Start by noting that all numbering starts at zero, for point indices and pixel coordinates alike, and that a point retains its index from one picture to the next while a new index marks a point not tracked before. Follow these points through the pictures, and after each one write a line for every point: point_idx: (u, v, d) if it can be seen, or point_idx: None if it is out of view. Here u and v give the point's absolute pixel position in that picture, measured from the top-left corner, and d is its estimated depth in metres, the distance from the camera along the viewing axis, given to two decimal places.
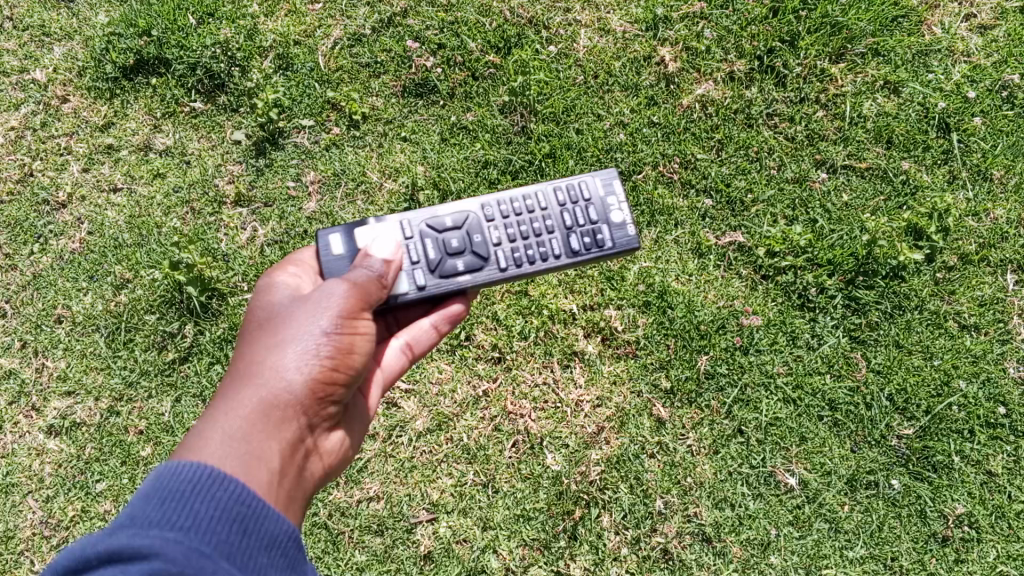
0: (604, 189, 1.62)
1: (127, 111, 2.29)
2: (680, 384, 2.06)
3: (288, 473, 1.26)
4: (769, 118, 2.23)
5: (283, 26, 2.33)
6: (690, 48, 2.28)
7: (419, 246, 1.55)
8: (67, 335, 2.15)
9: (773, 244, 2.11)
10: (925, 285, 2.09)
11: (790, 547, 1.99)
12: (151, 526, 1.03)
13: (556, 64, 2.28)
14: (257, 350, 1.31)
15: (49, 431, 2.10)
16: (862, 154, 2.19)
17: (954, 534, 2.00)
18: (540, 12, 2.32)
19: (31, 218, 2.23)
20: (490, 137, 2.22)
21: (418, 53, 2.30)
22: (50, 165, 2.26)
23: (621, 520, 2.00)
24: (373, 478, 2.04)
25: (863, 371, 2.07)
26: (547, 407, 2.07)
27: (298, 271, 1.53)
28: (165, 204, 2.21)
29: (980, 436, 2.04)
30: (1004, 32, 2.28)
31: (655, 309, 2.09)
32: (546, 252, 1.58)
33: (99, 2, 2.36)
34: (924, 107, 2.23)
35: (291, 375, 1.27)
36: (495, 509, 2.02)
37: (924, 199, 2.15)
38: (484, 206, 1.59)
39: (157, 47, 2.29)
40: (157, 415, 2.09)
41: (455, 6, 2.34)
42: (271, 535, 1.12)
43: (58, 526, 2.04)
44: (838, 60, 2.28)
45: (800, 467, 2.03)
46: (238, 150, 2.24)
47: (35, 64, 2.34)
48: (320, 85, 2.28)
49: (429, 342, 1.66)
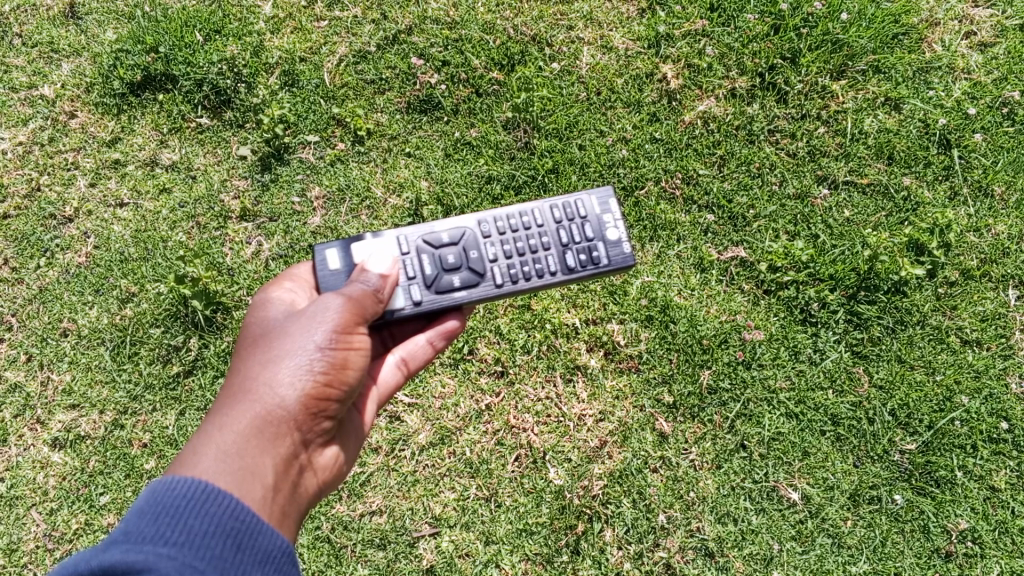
0: (600, 207, 1.64)
1: (134, 127, 2.32)
2: (682, 398, 2.06)
3: (283, 488, 1.26)
4: (771, 135, 2.25)
5: (289, 43, 2.36)
6: (691, 65, 2.31)
7: (416, 261, 1.56)
8: (73, 348, 2.16)
9: (775, 259, 2.12)
10: (927, 301, 2.10)
11: (793, 562, 1.99)
12: (144, 542, 1.03)
13: (559, 81, 2.31)
14: (252, 365, 1.32)
15: (54, 444, 2.11)
16: (863, 170, 2.21)
17: (957, 549, 1.99)
18: (543, 30, 2.35)
19: (38, 232, 2.25)
20: (493, 152, 2.25)
21: (423, 70, 2.33)
22: (57, 180, 2.29)
23: (623, 535, 2.00)
24: (376, 492, 2.04)
25: (865, 386, 2.07)
26: (550, 420, 2.07)
27: (294, 286, 1.54)
28: (170, 219, 2.23)
29: (982, 451, 2.03)
30: (1004, 49, 2.31)
31: (658, 323, 2.10)
32: (541, 269, 1.59)
33: (108, 19, 2.40)
34: (925, 123, 2.25)
35: (286, 390, 1.28)
36: (497, 523, 2.01)
37: (925, 215, 2.16)
38: (480, 222, 1.61)
39: (165, 63, 2.32)
40: (161, 428, 2.09)
41: (459, 24, 2.37)
42: (265, 550, 1.13)
43: (62, 539, 2.04)
44: (839, 77, 2.30)
45: (802, 482, 2.02)
46: (243, 166, 2.26)
47: (44, 80, 2.37)
48: (325, 101, 2.31)
49: (424, 358, 1.67)
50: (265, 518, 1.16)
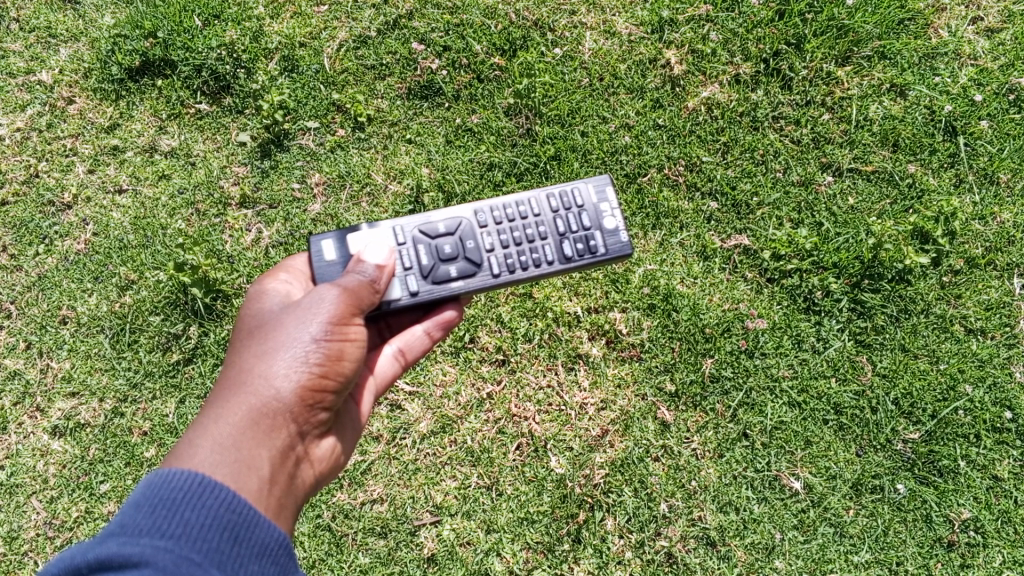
0: (597, 196, 1.62)
1: (132, 113, 2.30)
2: (685, 387, 2.05)
3: (279, 480, 1.25)
4: (775, 121, 2.23)
5: (289, 28, 2.33)
6: (695, 51, 2.28)
7: (412, 251, 1.54)
8: (72, 335, 2.15)
9: (779, 247, 2.10)
10: (931, 289, 2.09)
11: (795, 551, 1.98)
12: (141, 535, 1.03)
13: (561, 66, 2.28)
14: (248, 358, 1.31)
15: (54, 431, 2.10)
16: (868, 157, 2.19)
17: (960, 539, 1.99)
18: (545, 15, 2.32)
19: (37, 219, 2.24)
20: (495, 139, 2.22)
21: (424, 56, 2.31)
22: (56, 166, 2.27)
23: (625, 524, 2.00)
24: (377, 480, 2.03)
25: (868, 375, 2.06)
26: (551, 409, 2.06)
27: (289, 278, 1.53)
28: (169, 206, 2.21)
29: (986, 440, 2.03)
30: (1011, 35, 2.28)
31: (660, 312, 2.09)
32: (539, 258, 1.57)
33: (106, 3, 2.37)
34: (930, 110, 2.22)
35: (281, 383, 1.27)
36: (499, 512, 2.01)
37: (930, 203, 2.13)
38: (478, 212, 1.59)
39: (163, 49, 2.30)
40: (161, 416, 2.09)
41: (461, 9, 2.34)
42: (261, 543, 1.12)
43: (62, 527, 2.04)
44: (844, 63, 2.28)
45: (804, 472, 2.02)
46: (243, 152, 2.24)
47: (41, 65, 2.34)
48: (325, 87, 2.28)
49: (421, 348, 1.66)
50: (260, 511, 1.16)
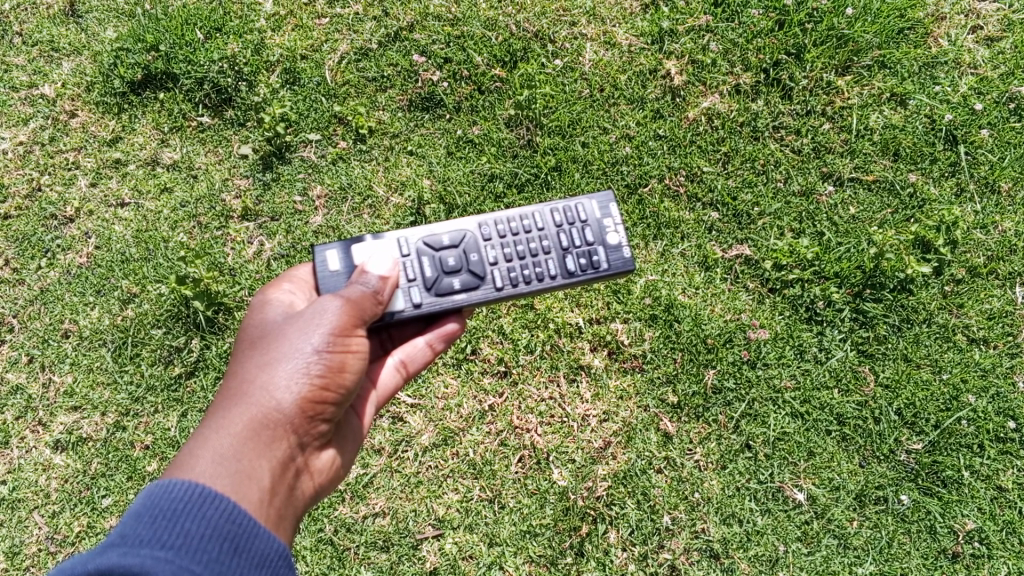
0: (600, 211, 1.62)
1: (135, 126, 2.31)
2: (687, 398, 2.05)
3: (279, 491, 1.25)
4: (776, 131, 2.23)
5: (290, 41, 2.35)
6: (695, 61, 2.29)
7: (416, 263, 1.54)
8: (74, 349, 2.15)
9: (780, 257, 2.10)
10: (933, 299, 2.09)
11: (798, 564, 1.97)
12: (140, 545, 1.02)
13: (562, 78, 2.29)
14: (249, 368, 1.31)
15: (55, 446, 2.10)
16: (868, 166, 2.19)
17: (964, 550, 1.97)
18: (546, 26, 2.34)
19: (39, 232, 2.24)
20: (495, 150, 2.23)
21: (425, 68, 2.31)
22: (58, 180, 2.28)
23: (628, 536, 1.99)
24: (379, 493, 2.03)
25: (871, 385, 2.05)
26: (553, 421, 2.06)
27: (292, 289, 1.53)
28: (171, 219, 2.22)
29: (990, 450, 2.02)
30: (1010, 44, 2.29)
31: (662, 323, 2.09)
32: (542, 272, 1.57)
33: (108, 17, 2.39)
34: (931, 119, 2.22)
35: (282, 394, 1.27)
36: (501, 524, 2.01)
37: (932, 212, 2.14)
38: (481, 225, 1.59)
39: (166, 62, 2.31)
40: (163, 430, 2.09)
41: (461, 21, 2.35)
42: (262, 554, 1.12)
43: (64, 542, 2.04)
44: (844, 72, 2.29)
45: (807, 483, 2.01)
46: (244, 165, 2.25)
47: (44, 79, 2.36)
48: (326, 99, 2.29)
49: (423, 360, 1.66)
50: (260, 522, 1.16)
